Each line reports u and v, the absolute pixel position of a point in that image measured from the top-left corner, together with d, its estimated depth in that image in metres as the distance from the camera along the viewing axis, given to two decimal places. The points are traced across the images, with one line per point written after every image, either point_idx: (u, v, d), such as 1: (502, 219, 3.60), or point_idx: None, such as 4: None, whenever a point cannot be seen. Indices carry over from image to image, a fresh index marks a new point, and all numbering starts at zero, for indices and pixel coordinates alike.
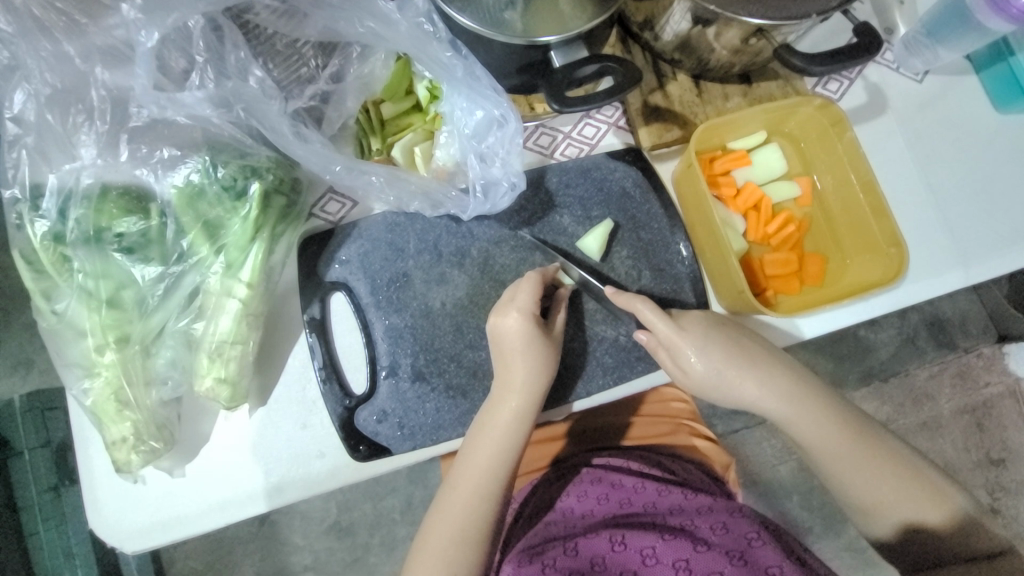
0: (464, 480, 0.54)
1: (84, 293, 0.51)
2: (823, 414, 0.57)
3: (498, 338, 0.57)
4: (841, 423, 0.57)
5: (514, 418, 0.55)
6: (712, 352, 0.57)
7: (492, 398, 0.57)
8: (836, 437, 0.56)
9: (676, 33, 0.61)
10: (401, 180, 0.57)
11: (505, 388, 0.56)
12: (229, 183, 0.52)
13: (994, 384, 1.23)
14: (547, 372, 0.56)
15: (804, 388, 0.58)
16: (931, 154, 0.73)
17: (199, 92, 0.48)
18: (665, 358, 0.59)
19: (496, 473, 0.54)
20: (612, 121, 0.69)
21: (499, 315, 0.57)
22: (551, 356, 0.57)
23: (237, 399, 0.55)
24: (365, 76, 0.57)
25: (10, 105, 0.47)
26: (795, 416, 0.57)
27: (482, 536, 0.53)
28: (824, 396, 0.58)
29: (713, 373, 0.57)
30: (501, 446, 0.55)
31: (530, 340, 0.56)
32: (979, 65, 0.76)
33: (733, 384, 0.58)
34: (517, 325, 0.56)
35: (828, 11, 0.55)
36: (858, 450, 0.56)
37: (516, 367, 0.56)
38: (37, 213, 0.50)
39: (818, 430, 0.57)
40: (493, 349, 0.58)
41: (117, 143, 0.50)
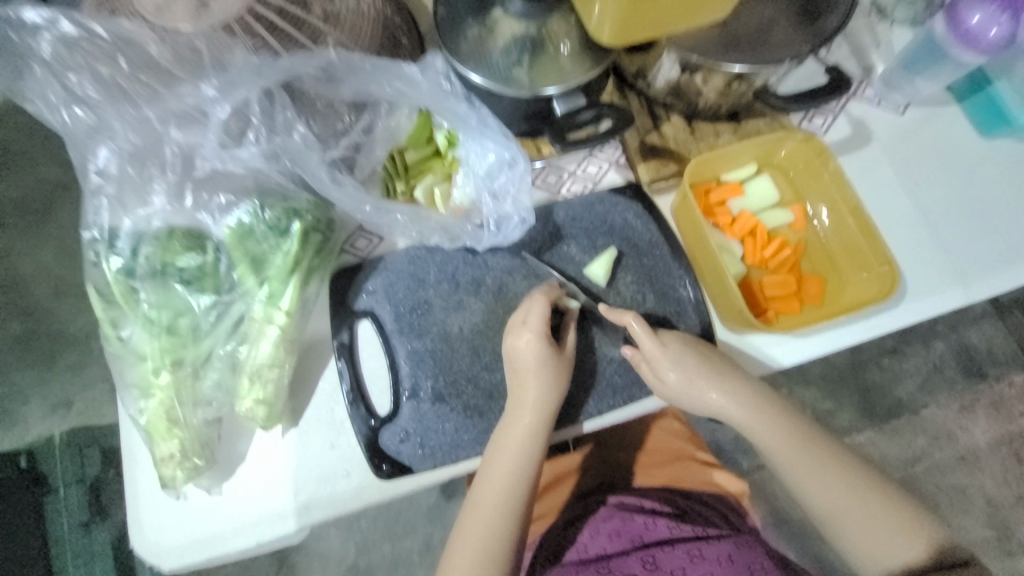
0: (485, 498, 0.57)
1: (147, 321, 0.58)
2: (788, 429, 0.62)
3: (514, 357, 0.61)
4: (805, 440, 0.62)
5: (528, 436, 0.59)
6: (691, 365, 0.62)
7: (505, 418, 0.60)
8: (797, 447, 0.61)
9: (667, 81, 0.68)
10: (423, 217, 0.65)
11: (520, 405, 0.59)
12: (274, 223, 0.60)
13: None
14: (560, 390, 0.60)
15: (766, 399, 0.63)
16: (920, 179, 0.77)
17: (254, 146, 0.56)
18: (647, 373, 0.63)
19: (516, 490, 0.57)
20: (613, 159, 0.75)
21: (515, 336, 0.61)
22: (563, 375, 0.61)
23: (273, 418, 0.60)
24: (392, 129, 0.65)
25: (95, 161, 0.56)
26: (763, 425, 0.62)
27: (504, 553, 0.56)
28: (788, 413, 0.63)
29: (689, 385, 0.61)
30: (519, 463, 0.58)
31: (545, 360, 0.60)
32: (960, 94, 0.81)
33: (706, 398, 0.62)
34: (530, 345, 0.60)
35: (803, 55, 0.63)
36: (819, 458, 0.61)
37: (531, 386, 0.59)
38: (113, 252, 0.58)
39: (784, 439, 0.62)
40: (506, 367, 0.62)
41: (183, 191, 0.58)
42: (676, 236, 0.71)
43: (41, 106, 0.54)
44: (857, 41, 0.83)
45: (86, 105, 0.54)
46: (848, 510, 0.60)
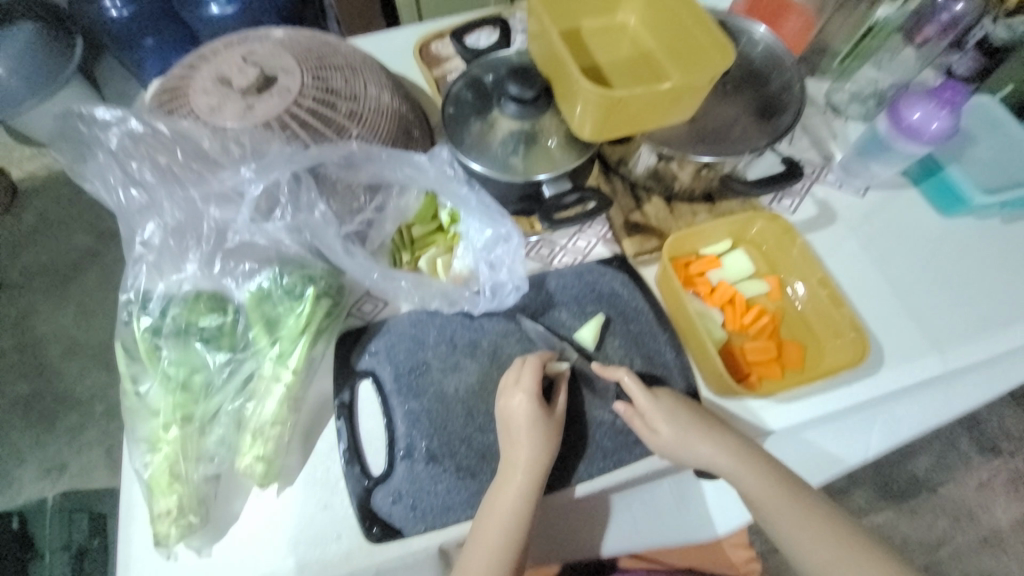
0: (478, 555, 0.60)
1: (165, 377, 0.62)
2: (781, 488, 0.63)
3: (507, 415, 0.64)
4: (799, 501, 0.63)
5: (521, 495, 0.61)
6: (681, 416, 0.65)
7: (499, 477, 0.62)
8: (788, 503, 0.63)
9: (646, 167, 0.78)
10: (425, 284, 0.72)
11: (512, 465, 0.62)
12: (291, 288, 0.66)
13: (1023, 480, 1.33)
14: (550, 450, 0.63)
15: (756, 453, 0.65)
16: (887, 254, 0.83)
17: (280, 222, 0.65)
18: (640, 426, 0.66)
19: (507, 549, 0.60)
20: (600, 235, 0.83)
21: (507, 395, 0.65)
22: (553, 435, 0.64)
23: (270, 476, 0.62)
24: (401, 207, 0.74)
25: (143, 233, 0.64)
26: (754, 479, 0.64)
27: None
28: (782, 473, 0.65)
29: (679, 436, 0.64)
30: (511, 523, 0.60)
31: (536, 420, 0.63)
32: (915, 178, 0.90)
33: (699, 452, 0.65)
34: (523, 404, 0.63)
35: (761, 147, 0.72)
36: (810, 516, 0.63)
37: (522, 446, 0.62)
38: (144, 312, 0.63)
39: (775, 495, 0.63)
40: (500, 424, 0.65)
41: (212, 259, 0.65)
42: (659, 303, 0.76)
43: (99, 185, 0.65)
44: (817, 134, 0.94)
45: (141, 187, 0.65)
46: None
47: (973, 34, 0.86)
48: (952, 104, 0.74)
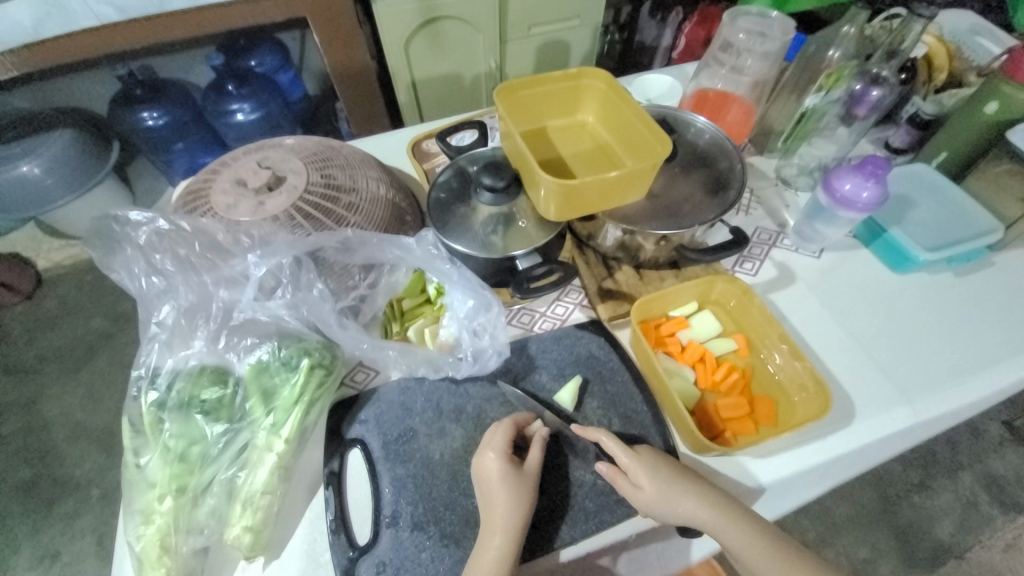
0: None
1: (165, 449, 0.65)
2: (771, 547, 0.64)
3: (484, 476, 0.66)
4: (784, 556, 0.64)
5: (501, 557, 0.61)
6: (663, 475, 0.67)
7: (479, 541, 0.63)
8: (784, 564, 0.63)
9: (614, 239, 0.86)
10: (412, 351, 0.77)
11: (490, 527, 0.63)
12: (288, 359, 0.72)
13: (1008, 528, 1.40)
14: (526, 508, 0.64)
15: (745, 511, 0.66)
16: (847, 309, 0.89)
17: (281, 301, 0.72)
18: (624, 485, 0.67)
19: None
20: (577, 302, 0.90)
21: (481, 456, 0.68)
22: (529, 493, 0.65)
23: (257, 547, 0.64)
24: (392, 283, 0.82)
25: (158, 314, 0.72)
26: (746, 541, 0.64)
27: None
28: (765, 528, 0.65)
29: (662, 495, 0.65)
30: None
31: (511, 478, 0.65)
32: (864, 240, 0.98)
33: (682, 509, 0.66)
34: (497, 463, 0.66)
35: (709, 221, 0.81)
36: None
37: (499, 505, 0.63)
38: (152, 386, 0.69)
39: (767, 555, 0.64)
40: (476, 485, 0.67)
41: (218, 336, 0.72)
42: (634, 363, 0.81)
43: (124, 274, 0.73)
44: (770, 204, 1.04)
45: (161, 275, 0.73)
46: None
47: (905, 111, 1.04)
48: (876, 176, 0.84)
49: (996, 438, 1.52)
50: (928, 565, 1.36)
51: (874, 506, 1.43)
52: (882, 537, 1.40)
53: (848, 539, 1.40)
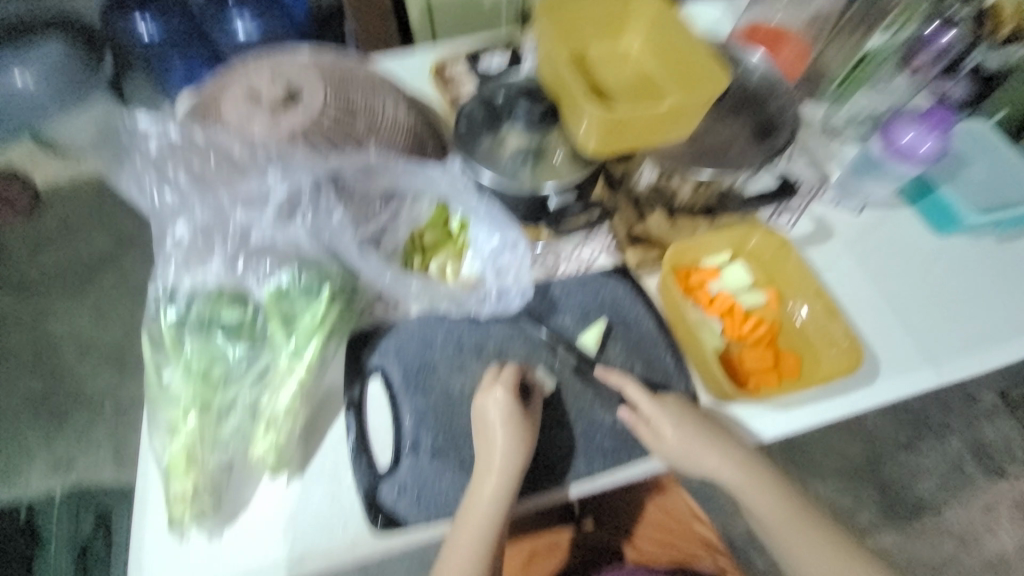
0: (457, 550, 0.64)
1: (187, 367, 0.65)
2: (779, 497, 0.69)
3: (484, 415, 0.67)
4: (783, 496, 0.70)
5: (498, 489, 0.64)
6: (689, 428, 0.68)
7: (475, 479, 0.65)
8: (789, 514, 0.69)
9: (648, 183, 0.83)
10: (433, 288, 0.76)
11: (489, 459, 0.65)
12: (308, 286, 0.69)
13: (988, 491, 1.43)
14: (524, 448, 0.66)
15: (762, 467, 0.69)
16: (883, 269, 0.86)
17: (303, 224, 0.70)
18: (646, 434, 0.69)
19: (482, 547, 0.64)
20: (604, 246, 0.85)
21: (486, 392, 0.68)
22: (527, 434, 0.66)
23: (281, 463, 0.65)
24: (414, 214, 0.78)
25: (175, 232, 0.70)
26: (757, 492, 0.69)
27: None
28: (770, 472, 0.70)
29: (686, 447, 0.67)
30: (484, 522, 0.64)
31: (511, 419, 0.66)
32: (910, 198, 0.92)
33: (704, 461, 0.68)
34: (499, 403, 0.66)
35: (757, 164, 0.78)
36: (805, 525, 0.69)
37: (499, 441, 0.65)
38: (170, 304, 0.67)
39: (775, 505, 0.69)
40: (473, 423, 0.69)
41: (236, 258, 0.69)
42: (660, 311, 0.79)
43: (136, 188, 0.72)
44: (815, 154, 0.96)
45: (175, 190, 0.71)
46: (817, 563, 0.68)
47: (968, 60, 0.91)
48: (942, 126, 0.81)
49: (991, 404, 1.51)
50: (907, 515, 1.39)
51: (861, 461, 1.44)
52: (866, 491, 1.41)
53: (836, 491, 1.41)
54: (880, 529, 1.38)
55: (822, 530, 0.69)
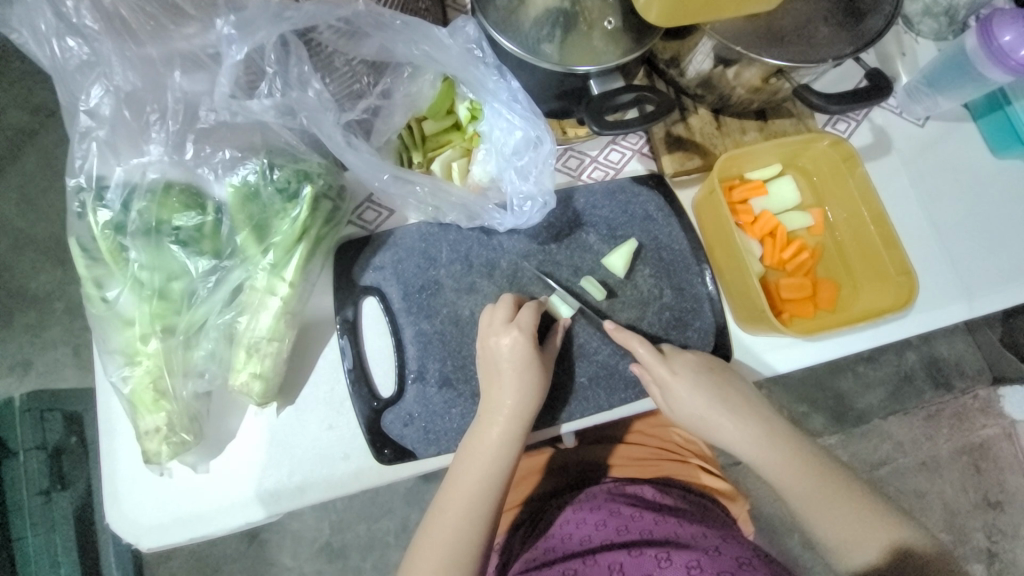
0: (454, 502, 0.57)
1: (137, 283, 0.54)
2: (808, 463, 0.62)
3: (495, 357, 0.59)
4: (800, 453, 0.63)
5: (502, 440, 0.58)
6: (699, 395, 0.62)
7: (478, 422, 0.59)
8: (815, 483, 0.62)
9: (698, 72, 0.66)
10: (443, 191, 0.61)
11: (493, 408, 0.58)
12: (283, 186, 0.56)
13: (991, 426, 1.24)
14: (539, 392, 0.59)
15: (785, 432, 0.64)
16: (935, 191, 0.77)
17: (267, 98, 0.51)
18: (656, 393, 0.63)
19: (484, 499, 0.57)
20: (636, 148, 0.73)
21: (497, 335, 0.59)
22: (542, 377, 0.59)
23: (269, 395, 0.57)
24: (413, 95, 0.61)
25: (87, 99, 0.50)
26: (775, 457, 0.63)
27: (472, 557, 0.56)
28: (782, 427, 0.64)
29: (699, 410, 0.62)
30: (488, 468, 0.57)
31: (527, 361, 0.58)
32: (977, 113, 0.79)
33: (714, 421, 0.63)
34: (515, 345, 0.58)
35: (844, 56, 0.60)
36: (837, 495, 0.61)
37: (510, 388, 0.58)
38: (100, 203, 0.53)
39: (797, 472, 0.62)
40: (481, 367, 0.60)
41: (183, 143, 0.53)
42: (696, 231, 0.70)
43: (28, 35, 0.48)
44: (883, 50, 0.82)
45: (81, 37, 0.47)
46: (850, 532, 0.60)
47: None
48: None
49: (975, 319, 1.24)
50: (854, 421, 1.21)
51: (821, 369, 1.22)
52: (820, 399, 1.21)
53: (785, 399, 1.20)
54: (828, 435, 1.20)
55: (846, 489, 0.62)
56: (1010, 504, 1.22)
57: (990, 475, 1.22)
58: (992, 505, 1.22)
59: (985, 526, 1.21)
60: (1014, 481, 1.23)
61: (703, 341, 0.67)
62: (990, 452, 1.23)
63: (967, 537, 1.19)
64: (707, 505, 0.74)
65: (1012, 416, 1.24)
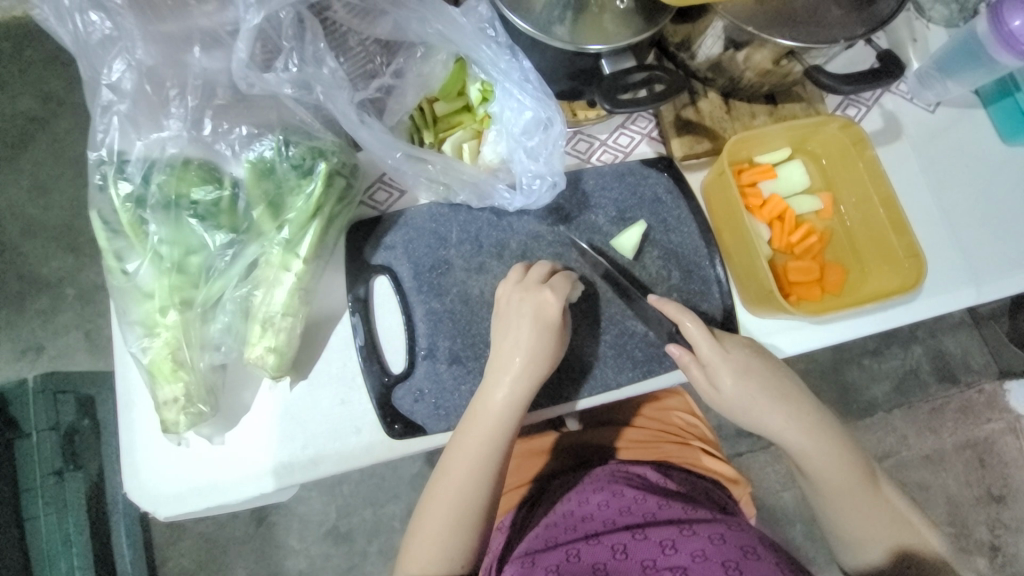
0: (456, 465, 0.57)
1: (157, 256, 0.55)
2: (840, 457, 0.62)
3: (509, 317, 0.60)
4: (841, 452, 0.63)
5: (507, 401, 0.58)
6: (749, 378, 0.62)
7: (486, 380, 0.59)
8: (848, 478, 0.62)
9: (708, 57, 0.66)
10: (455, 170, 0.62)
11: (506, 367, 0.58)
12: (298, 162, 0.57)
13: (996, 421, 1.23)
14: (549, 351, 0.59)
15: (827, 427, 0.63)
16: (945, 178, 0.77)
17: (283, 74, 0.52)
18: (698, 374, 0.63)
19: (488, 458, 0.57)
20: (645, 132, 0.73)
21: (513, 295, 0.60)
22: (554, 338, 0.59)
23: (283, 368, 0.58)
24: (425, 75, 0.61)
25: (108, 73, 0.51)
26: (813, 449, 0.62)
27: (475, 515, 0.57)
28: (828, 423, 0.63)
29: (742, 394, 0.62)
30: (492, 426, 0.58)
31: (540, 319, 0.59)
32: (986, 99, 0.78)
33: (760, 408, 0.63)
34: (528, 303, 0.59)
35: (857, 37, 0.59)
36: (861, 491, 0.63)
37: (523, 347, 0.58)
38: (121, 176, 0.54)
39: (835, 467, 0.62)
40: (495, 326, 0.61)
41: (202, 118, 0.54)
42: (704, 213, 0.71)
43: (50, 12, 0.49)
44: (894, 36, 0.81)
45: (103, 11, 0.48)
46: (867, 526, 0.62)
47: None
48: None
49: (980, 312, 1.24)
50: (857, 414, 1.21)
51: (825, 361, 1.22)
52: (823, 391, 1.22)
53: None
54: None
55: (875, 497, 0.63)
56: (1014, 499, 1.22)
57: (994, 469, 1.22)
58: (996, 499, 1.22)
59: (989, 519, 1.21)
60: (1019, 476, 1.23)
61: (710, 323, 0.68)
62: (995, 447, 1.23)
63: (971, 530, 1.19)
64: (707, 486, 0.74)
65: (1016, 410, 1.24)
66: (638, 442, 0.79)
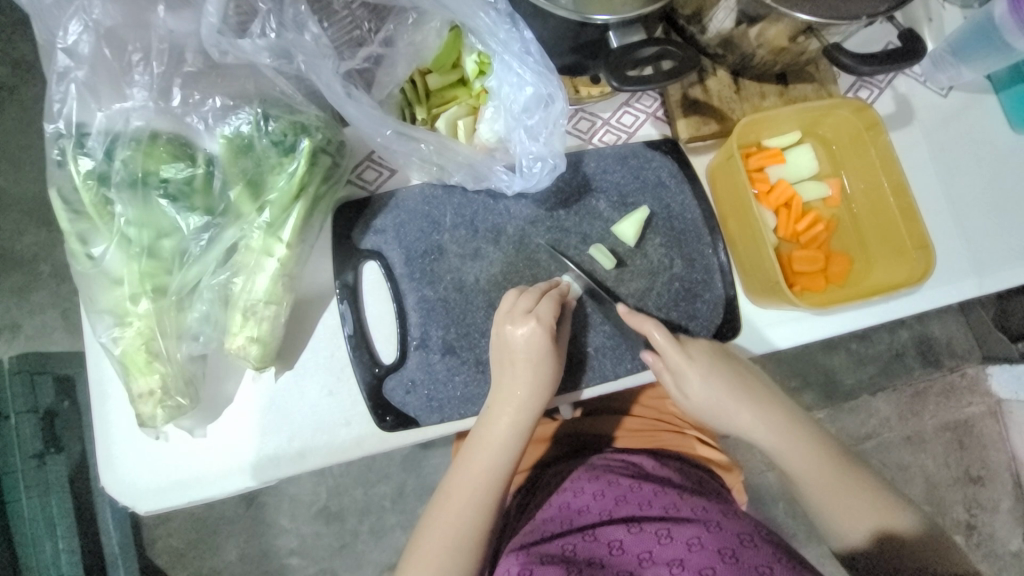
0: (456, 496, 0.56)
1: (124, 239, 0.52)
2: (805, 441, 0.63)
3: (509, 346, 0.57)
4: (809, 441, 0.63)
5: (508, 434, 0.57)
6: (714, 379, 0.61)
7: (487, 412, 0.58)
8: (820, 464, 0.62)
9: (718, 32, 0.62)
10: (449, 151, 0.57)
11: (508, 397, 0.57)
12: (278, 138, 0.53)
13: (978, 404, 1.26)
14: (551, 383, 0.57)
15: (789, 417, 0.63)
16: (955, 166, 0.75)
17: (260, 39, 0.47)
18: (668, 380, 0.62)
19: (492, 486, 0.56)
20: (650, 111, 0.70)
21: (514, 323, 0.56)
22: (554, 370, 0.58)
23: (267, 360, 0.55)
24: (417, 45, 0.56)
25: (64, 36, 0.46)
26: (778, 441, 0.62)
27: (476, 545, 0.55)
28: (792, 411, 0.64)
29: (709, 396, 0.61)
30: (493, 460, 0.57)
31: (542, 353, 0.56)
32: (1000, 85, 0.76)
33: (727, 409, 0.62)
34: (532, 335, 0.56)
35: (878, 15, 0.55)
36: (837, 472, 0.62)
37: (522, 386, 0.56)
38: (82, 151, 0.50)
39: (803, 454, 0.62)
40: (495, 352, 0.58)
41: (171, 89, 0.49)
42: (710, 200, 0.68)
43: None
44: (910, 14, 0.78)
45: None
46: (843, 504, 0.61)
47: None
48: None
49: (969, 299, 1.24)
50: (844, 397, 1.22)
51: (817, 345, 1.22)
52: (812, 375, 1.22)
53: (777, 375, 1.21)
54: (817, 410, 1.21)
55: (847, 473, 0.62)
56: (990, 480, 1.25)
57: (973, 451, 1.25)
58: (973, 479, 1.25)
59: (965, 499, 1.24)
60: (997, 458, 1.26)
61: (711, 314, 0.66)
62: (975, 429, 1.25)
63: (946, 509, 1.23)
64: (700, 474, 0.73)
65: (999, 395, 1.26)
66: (632, 430, 0.78)
